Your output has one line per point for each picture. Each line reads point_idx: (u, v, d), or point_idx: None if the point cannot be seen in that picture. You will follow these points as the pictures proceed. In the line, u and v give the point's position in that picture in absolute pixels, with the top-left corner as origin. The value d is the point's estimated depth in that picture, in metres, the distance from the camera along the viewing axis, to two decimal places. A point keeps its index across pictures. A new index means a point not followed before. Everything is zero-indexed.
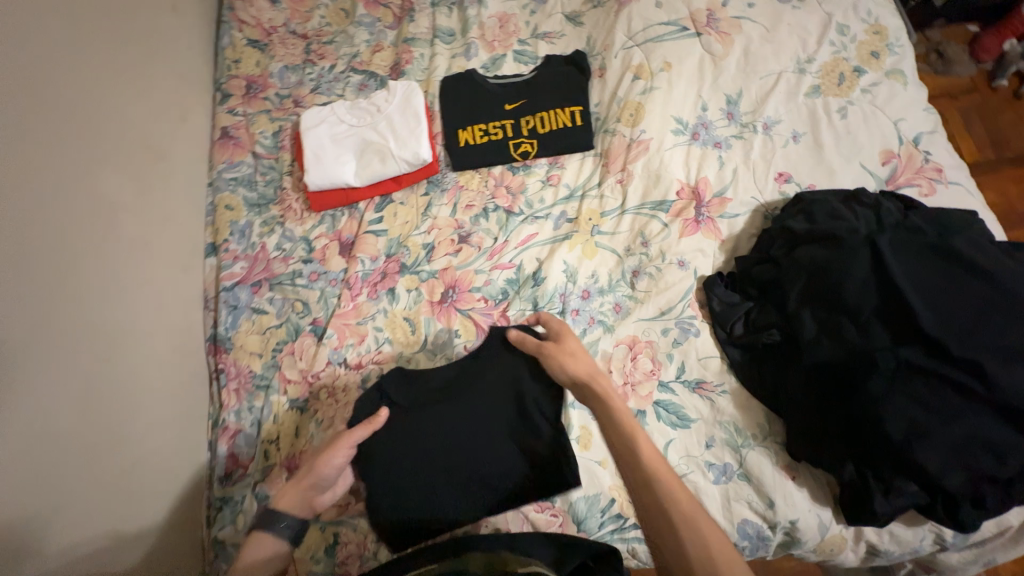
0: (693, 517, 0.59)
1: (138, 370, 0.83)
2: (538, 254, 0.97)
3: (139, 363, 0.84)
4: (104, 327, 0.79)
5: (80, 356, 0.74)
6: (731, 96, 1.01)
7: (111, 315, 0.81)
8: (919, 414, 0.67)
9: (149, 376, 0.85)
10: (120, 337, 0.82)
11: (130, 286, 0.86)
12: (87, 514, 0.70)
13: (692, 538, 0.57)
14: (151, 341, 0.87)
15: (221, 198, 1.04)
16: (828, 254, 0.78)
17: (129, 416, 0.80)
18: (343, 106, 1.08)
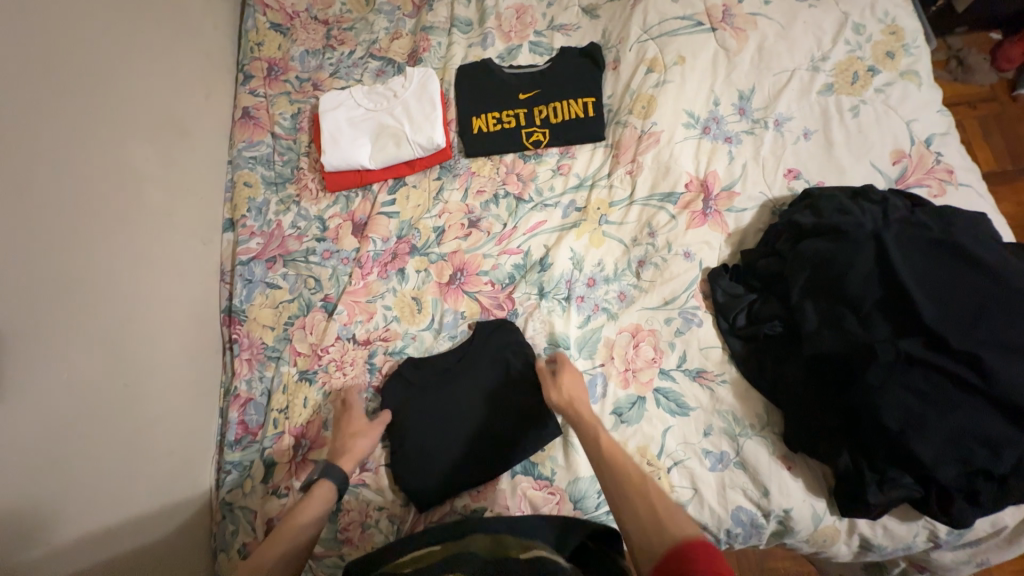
0: (644, 488, 0.64)
1: (156, 334, 0.87)
2: (545, 240, 0.99)
3: (157, 328, 0.87)
4: (125, 291, 0.83)
5: (101, 316, 0.77)
6: (743, 92, 1.02)
7: (132, 280, 0.84)
8: (916, 406, 0.68)
9: (167, 341, 0.88)
10: (139, 301, 0.85)
11: (152, 253, 0.89)
12: (103, 467, 0.73)
13: (641, 503, 0.63)
14: (169, 308, 0.90)
15: (240, 176, 1.07)
16: (833, 248, 0.79)
17: (145, 377, 0.83)
18: (361, 91, 1.11)
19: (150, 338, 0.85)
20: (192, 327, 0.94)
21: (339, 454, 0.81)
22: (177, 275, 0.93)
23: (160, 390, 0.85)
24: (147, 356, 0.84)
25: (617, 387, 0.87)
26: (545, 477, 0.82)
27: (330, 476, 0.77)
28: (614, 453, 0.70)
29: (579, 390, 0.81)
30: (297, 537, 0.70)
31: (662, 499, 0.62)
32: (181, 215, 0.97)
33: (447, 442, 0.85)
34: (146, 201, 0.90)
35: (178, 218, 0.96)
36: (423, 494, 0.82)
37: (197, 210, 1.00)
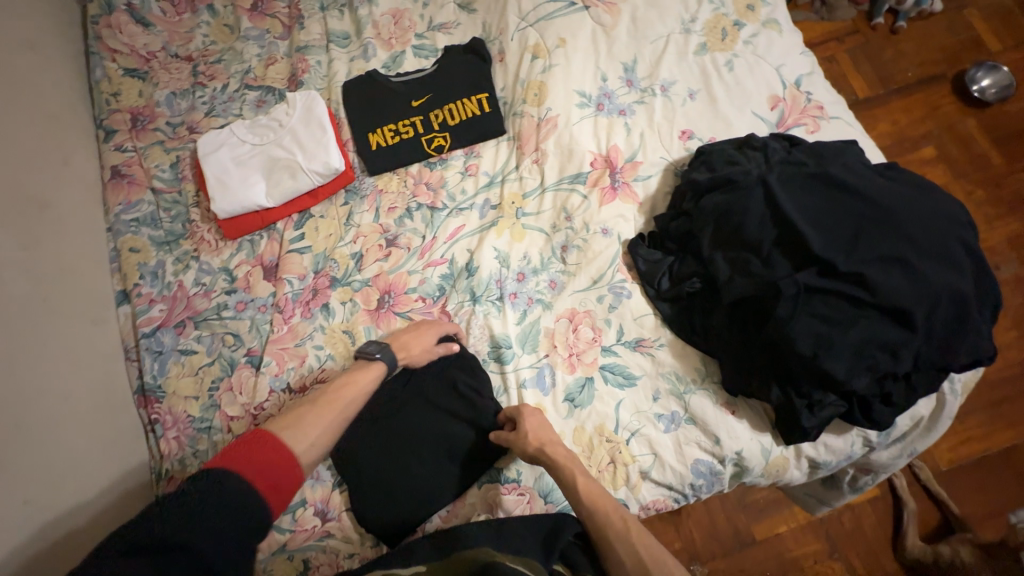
0: (625, 532, 0.69)
1: (58, 435, 0.77)
2: (468, 245, 0.98)
3: (59, 428, 0.78)
4: (8, 397, 0.73)
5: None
6: (627, 63, 1.04)
7: (16, 382, 0.75)
8: (824, 329, 0.73)
9: (72, 440, 0.79)
10: (30, 403, 0.75)
11: (33, 348, 0.79)
12: None
13: (622, 545, 0.69)
14: (69, 403, 0.81)
15: (124, 242, 0.98)
16: (728, 198, 0.83)
17: (52, 485, 0.74)
18: (242, 126, 1.04)
19: (52, 442, 0.76)
20: (102, 417, 0.85)
21: (400, 347, 0.86)
22: (70, 365, 0.84)
23: (74, 494, 0.77)
24: (50, 463, 0.75)
25: (565, 373, 0.88)
26: (512, 480, 0.83)
27: (385, 358, 0.85)
28: (595, 499, 0.72)
29: (546, 430, 0.79)
30: (353, 401, 0.81)
31: (642, 538, 0.69)
32: (62, 298, 0.87)
33: (408, 470, 0.83)
34: (13, 293, 0.80)
35: (57, 303, 0.86)
36: (394, 527, 0.80)
37: (79, 289, 0.91)
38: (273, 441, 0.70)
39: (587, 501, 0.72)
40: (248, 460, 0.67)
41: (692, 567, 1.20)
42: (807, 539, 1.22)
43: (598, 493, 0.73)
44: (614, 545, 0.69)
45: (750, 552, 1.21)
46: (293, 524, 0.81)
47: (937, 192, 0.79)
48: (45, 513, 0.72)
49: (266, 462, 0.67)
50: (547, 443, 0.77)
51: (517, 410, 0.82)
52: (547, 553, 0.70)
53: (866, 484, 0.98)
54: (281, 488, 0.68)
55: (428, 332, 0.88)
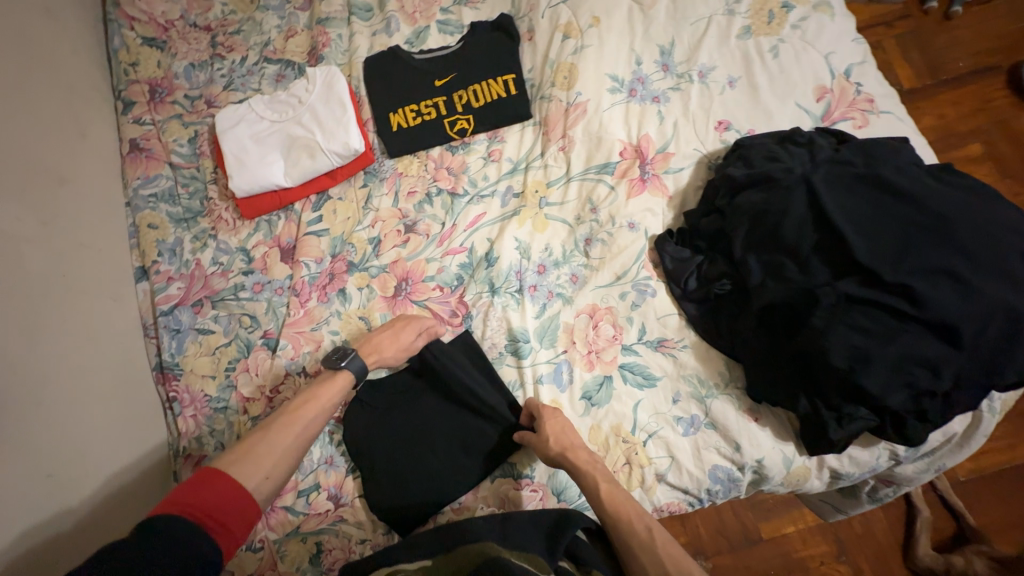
0: (649, 541, 0.68)
1: (76, 412, 0.78)
2: (488, 234, 0.95)
3: (77, 405, 0.78)
4: (25, 373, 0.73)
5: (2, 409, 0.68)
6: (663, 47, 0.98)
7: (31, 359, 0.74)
8: (862, 342, 0.69)
9: (91, 418, 0.80)
10: (48, 380, 0.76)
11: (50, 326, 0.79)
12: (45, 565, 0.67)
13: (648, 556, 0.67)
14: (87, 380, 0.81)
15: (142, 218, 0.98)
16: (766, 197, 0.79)
17: (72, 460, 0.75)
18: (261, 102, 1.01)
19: (71, 419, 0.77)
20: (120, 393, 0.86)
21: (372, 350, 0.85)
22: (89, 342, 0.84)
23: (93, 469, 0.78)
24: (67, 439, 0.75)
25: (583, 371, 0.86)
26: (524, 475, 0.82)
27: (352, 366, 0.82)
28: (617, 507, 0.72)
29: (567, 435, 0.78)
30: (314, 418, 0.78)
31: (666, 547, 0.67)
32: (81, 274, 0.87)
33: (421, 460, 0.83)
34: (33, 270, 0.80)
35: (75, 278, 0.86)
36: (407, 515, 0.80)
37: (96, 265, 0.90)
38: (223, 476, 0.67)
39: (610, 507, 0.72)
40: (194, 501, 0.63)
41: (696, 561, 1.20)
42: (815, 541, 1.20)
43: (622, 499, 0.72)
44: (638, 554, 0.68)
45: (756, 550, 1.20)
46: (307, 507, 0.82)
47: (996, 199, 0.73)
48: (65, 487, 0.73)
49: (215, 503, 0.64)
50: (569, 448, 0.76)
51: (540, 409, 0.81)
52: (551, 550, 0.68)
53: (887, 495, 0.95)
54: (232, 528, 0.64)
55: (409, 330, 0.87)
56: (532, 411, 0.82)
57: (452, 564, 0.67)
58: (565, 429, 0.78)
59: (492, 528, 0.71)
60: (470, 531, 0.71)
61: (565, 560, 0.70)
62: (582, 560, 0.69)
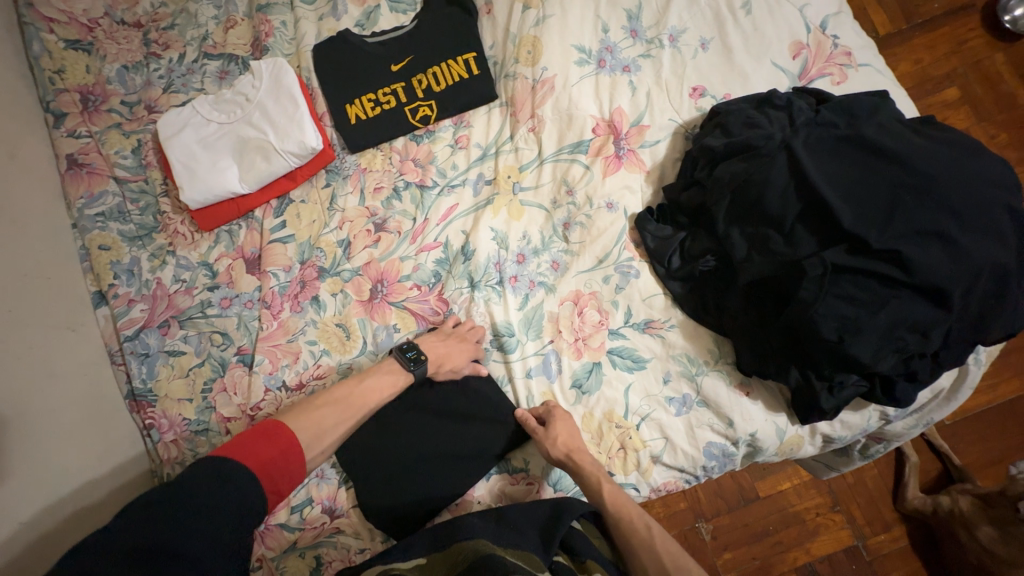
0: (650, 540, 0.69)
1: (45, 454, 0.74)
2: (462, 225, 0.91)
3: (47, 446, 0.75)
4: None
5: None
6: (631, 10, 0.92)
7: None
8: (850, 311, 0.68)
9: (61, 457, 0.76)
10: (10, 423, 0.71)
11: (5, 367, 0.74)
12: None
13: (649, 556, 0.68)
14: (54, 419, 0.77)
15: (91, 239, 0.91)
16: (746, 167, 0.76)
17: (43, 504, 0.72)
18: (205, 103, 0.94)
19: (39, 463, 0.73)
20: (93, 428, 0.82)
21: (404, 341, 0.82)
22: (53, 377, 0.80)
23: (72, 511, 0.75)
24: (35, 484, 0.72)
25: (571, 360, 0.84)
26: (519, 470, 0.83)
27: (418, 371, 0.80)
28: (622, 505, 0.73)
29: (574, 436, 0.77)
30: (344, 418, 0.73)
31: (666, 546, 0.68)
32: (31, 306, 0.81)
33: (413, 464, 0.81)
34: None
35: (26, 312, 0.80)
36: (404, 518, 0.79)
37: (47, 295, 0.84)
38: (288, 435, 0.67)
39: (611, 503, 0.73)
40: (254, 454, 0.62)
41: (697, 525, 1.22)
42: (810, 494, 1.23)
43: (622, 499, 0.73)
44: (638, 550, 0.69)
45: (753, 508, 1.23)
46: (301, 523, 0.80)
47: (979, 150, 0.71)
48: (37, 534, 0.70)
49: (271, 460, 0.63)
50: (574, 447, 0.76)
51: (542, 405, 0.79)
52: (545, 546, 0.67)
53: (878, 452, 0.97)
54: (279, 490, 0.64)
55: (456, 357, 0.81)
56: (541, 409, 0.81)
57: (448, 563, 0.65)
58: (559, 424, 0.78)
59: (487, 524, 0.70)
60: (466, 526, 0.70)
61: (560, 554, 0.69)
62: (576, 551, 0.69)
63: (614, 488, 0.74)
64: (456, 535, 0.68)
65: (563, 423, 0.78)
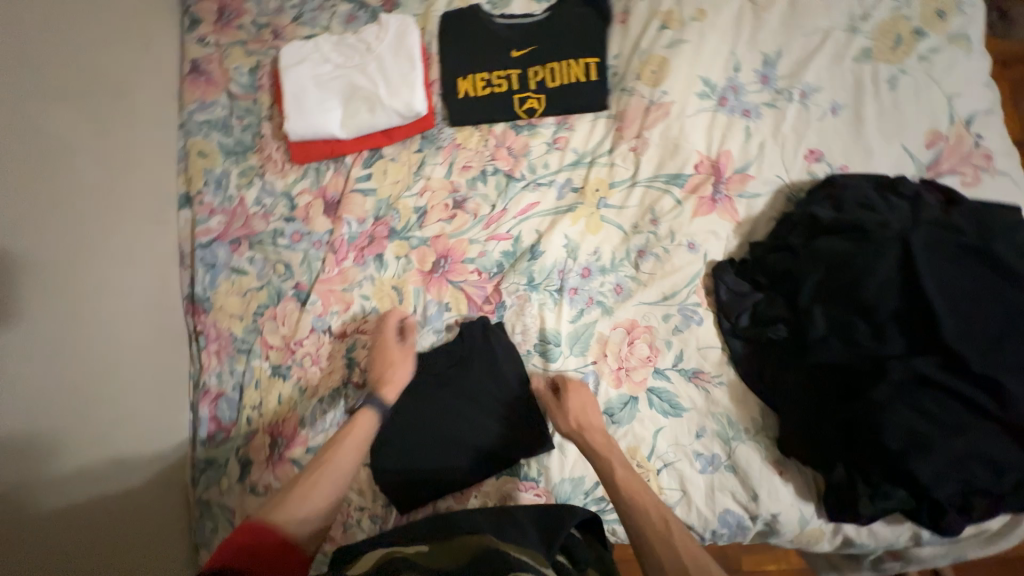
0: (666, 533, 0.64)
1: (104, 377, 0.77)
2: (537, 225, 0.91)
3: (111, 338, 0.79)
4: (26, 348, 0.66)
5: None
6: (768, 55, 0.89)
7: (22, 341, 0.67)
8: (923, 426, 0.64)
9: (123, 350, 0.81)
10: (61, 341, 0.71)
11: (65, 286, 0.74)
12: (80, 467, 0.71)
13: (662, 550, 0.63)
14: (117, 313, 0.81)
15: (193, 143, 0.95)
16: (850, 247, 0.73)
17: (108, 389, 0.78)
18: (329, 42, 0.96)
19: (98, 383, 0.76)
20: (152, 318, 0.87)
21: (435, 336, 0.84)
22: (117, 276, 0.82)
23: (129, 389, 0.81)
24: (95, 404, 0.75)
25: (609, 386, 0.83)
26: (530, 478, 0.81)
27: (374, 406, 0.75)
28: (636, 489, 0.70)
29: (587, 414, 0.78)
30: (353, 458, 0.71)
31: (684, 542, 0.63)
32: (120, 223, 0.84)
33: (430, 440, 0.82)
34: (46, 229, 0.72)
35: (101, 228, 0.81)
36: (408, 491, 0.80)
37: (139, 210, 0.88)
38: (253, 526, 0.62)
39: (623, 490, 0.70)
40: (240, 546, 0.60)
41: None
42: None
43: (637, 487, 0.70)
44: (652, 538, 0.64)
45: None
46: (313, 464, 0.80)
47: None
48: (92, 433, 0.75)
49: (262, 549, 0.60)
50: (589, 426, 0.76)
51: (560, 378, 0.82)
52: (546, 544, 0.65)
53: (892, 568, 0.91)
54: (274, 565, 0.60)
55: None
56: (557, 383, 0.82)
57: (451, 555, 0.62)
58: (577, 397, 0.79)
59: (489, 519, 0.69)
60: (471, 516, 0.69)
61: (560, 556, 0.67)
62: (576, 557, 0.67)
63: (628, 472, 0.72)
64: (456, 526, 0.69)
65: (582, 403, 0.79)
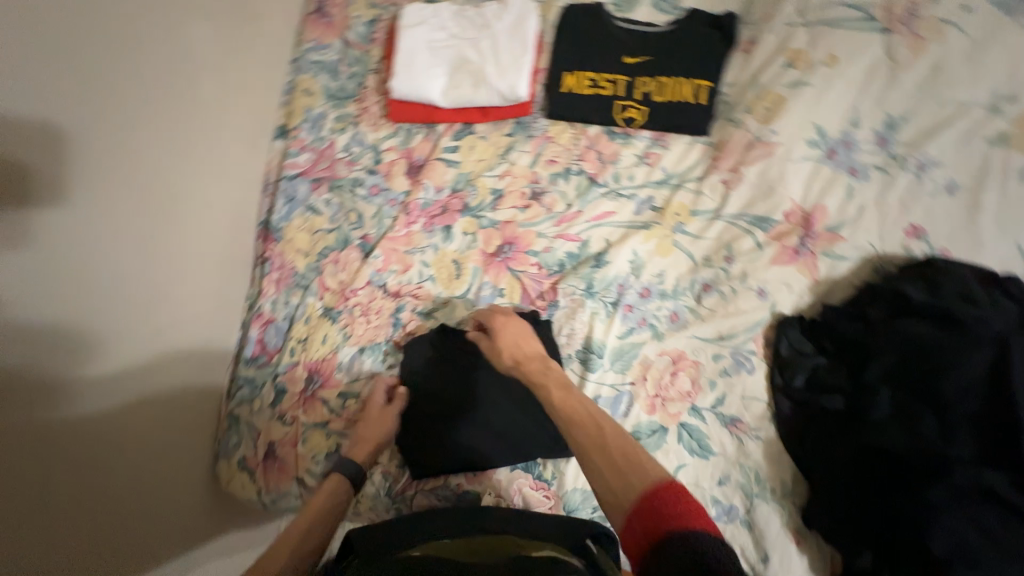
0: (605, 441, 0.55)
1: (130, 328, 0.73)
2: (608, 234, 0.90)
3: (187, 248, 0.83)
4: (60, 295, 0.62)
5: (44, 333, 0.60)
6: (893, 117, 0.84)
7: (114, 228, 0.70)
8: (974, 538, 0.61)
9: (192, 260, 0.84)
10: (141, 237, 0.74)
11: (110, 230, 0.69)
12: (134, 359, 0.73)
13: (601, 459, 0.54)
14: (201, 226, 0.86)
15: (302, 80, 1.00)
16: (940, 337, 0.70)
17: (169, 296, 0.80)
18: (449, 11, 0.97)
19: (141, 317, 0.75)
20: (228, 235, 0.91)
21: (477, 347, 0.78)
22: (208, 190, 0.87)
23: (188, 296, 0.83)
24: (158, 305, 0.77)
25: (642, 410, 0.81)
26: (544, 480, 0.79)
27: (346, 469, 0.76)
28: (572, 406, 0.61)
29: (524, 346, 0.76)
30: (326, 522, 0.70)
31: (622, 450, 0.54)
32: (170, 160, 0.79)
33: (456, 417, 0.82)
34: (123, 156, 0.71)
35: (204, 144, 0.86)
36: (422, 459, 0.80)
37: (194, 147, 0.83)
38: None
39: (561, 407, 0.62)
40: None
41: None
42: None
43: (574, 400, 0.63)
44: (590, 453, 0.55)
45: None
46: (340, 409, 0.83)
47: None
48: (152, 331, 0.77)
49: None
50: (523, 359, 0.73)
51: (487, 315, 0.81)
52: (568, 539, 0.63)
53: None
54: None
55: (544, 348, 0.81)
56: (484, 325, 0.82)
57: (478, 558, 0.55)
58: (510, 329, 0.78)
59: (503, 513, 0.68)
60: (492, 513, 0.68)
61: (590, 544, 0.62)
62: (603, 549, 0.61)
63: (566, 391, 0.65)
64: (484, 527, 0.64)
65: (515, 338, 0.77)
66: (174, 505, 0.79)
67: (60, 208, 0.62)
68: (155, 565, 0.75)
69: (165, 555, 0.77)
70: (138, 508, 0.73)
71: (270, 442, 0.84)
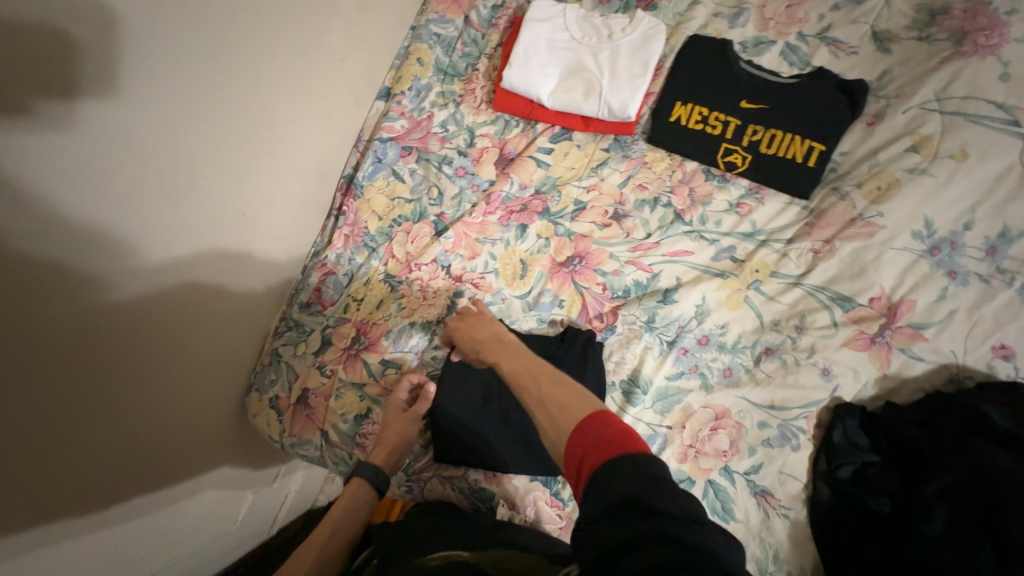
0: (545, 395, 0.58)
1: (194, 250, 0.70)
2: (680, 273, 0.88)
3: (278, 186, 0.84)
4: (88, 187, 0.54)
5: (134, 230, 0.60)
6: (1011, 230, 0.79)
7: (217, 148, 0.70)
8: None
9: (279, 198, 0.85)
10: (239, 163, 0.74)
11: (161, 129, 0.61)
12: (208, 277, 0.74)
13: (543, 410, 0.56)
14: (294, 169, 0.86)
15: (416, 48, 1.00)
16: (1019, 472, 0.66)
17: (251, 226, 0.80)
18: (575, 13, 0.97)
19: (221, 239, 0.74)
20: (313, 182, 0.92)
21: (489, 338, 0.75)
22: (310, 133, 0.87)
23: (267, 230, 0.84)
24: (237, 231, 0.77)
25: (672, 457, 0.79)
26: (562, 500, 0.78)
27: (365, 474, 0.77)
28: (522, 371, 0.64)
29: (477, 329, 0.78)
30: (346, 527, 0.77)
31: (554, 397, 0.56)
32: (244, 78, 0.71)
33: (490, 414, 0.80)
34: (242, 81, 0.71)
35: (316, 88, 0.85)
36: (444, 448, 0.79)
37: (282, 76, 0.77)
38: None
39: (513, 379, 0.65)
40: None
41: None
42: None
43: (523, 367, 0.66)
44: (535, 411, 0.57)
45: None
46: (379, 375, 0.83)
47: None
48: (229, 254, 0.77)
49: None
50: (481, 339, 0.76)
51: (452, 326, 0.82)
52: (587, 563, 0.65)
53: None
54: None
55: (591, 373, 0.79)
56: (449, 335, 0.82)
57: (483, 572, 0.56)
58: (464, 325, 0.80)
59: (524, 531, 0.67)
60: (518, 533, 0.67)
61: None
62: None
63: (517, 361, 0.68)
64: (500, 540, 0.64)
65: (475, 323, 0.79)
66: (149, 445, 0.69)
67: (154, 105, 0.59)
68: (170, 481, 0.75)
69: (129, 494, 0.68)
70: (106, 441, 0.63)
71: (305, 389, 0.84)
